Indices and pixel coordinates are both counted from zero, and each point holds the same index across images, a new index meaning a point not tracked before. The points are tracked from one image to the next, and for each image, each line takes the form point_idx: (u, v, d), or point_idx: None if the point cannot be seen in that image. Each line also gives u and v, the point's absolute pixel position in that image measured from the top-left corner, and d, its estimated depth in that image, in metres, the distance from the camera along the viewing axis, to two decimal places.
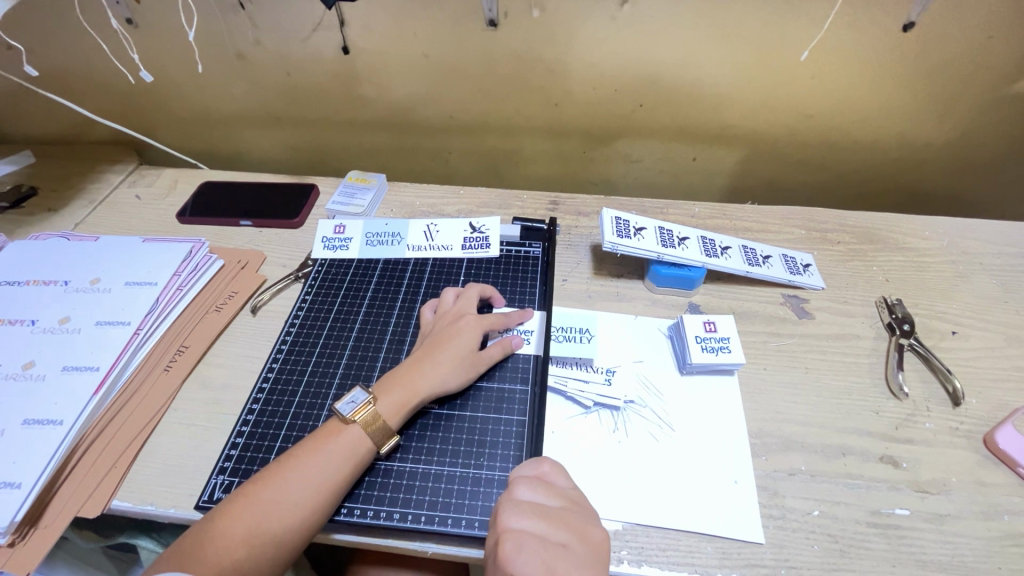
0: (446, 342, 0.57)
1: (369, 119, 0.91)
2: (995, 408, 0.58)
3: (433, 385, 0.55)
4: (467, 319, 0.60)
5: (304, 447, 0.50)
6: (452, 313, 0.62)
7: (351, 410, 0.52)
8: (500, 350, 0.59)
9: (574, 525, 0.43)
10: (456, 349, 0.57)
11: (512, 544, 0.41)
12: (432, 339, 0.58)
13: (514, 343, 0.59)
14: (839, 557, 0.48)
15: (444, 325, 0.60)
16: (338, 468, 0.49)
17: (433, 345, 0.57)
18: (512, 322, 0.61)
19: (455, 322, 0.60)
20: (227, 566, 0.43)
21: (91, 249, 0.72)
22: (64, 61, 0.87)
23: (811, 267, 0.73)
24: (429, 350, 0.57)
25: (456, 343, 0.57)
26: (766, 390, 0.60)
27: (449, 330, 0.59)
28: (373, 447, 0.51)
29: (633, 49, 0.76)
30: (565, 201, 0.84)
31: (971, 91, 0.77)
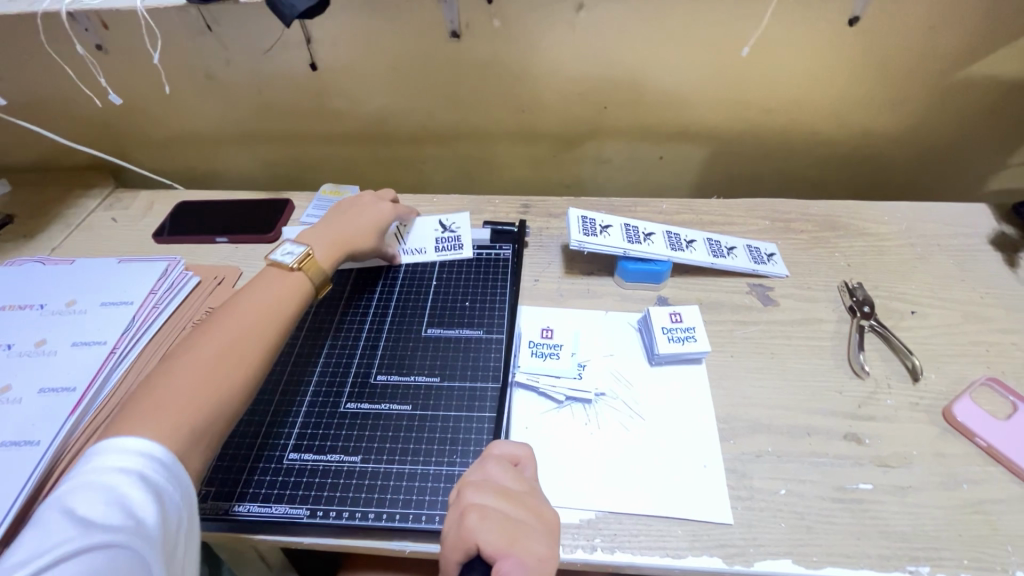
0: (363, 219, 0.69)
1: (341, 132, 0.92)
2: (953, 382, 0.60)
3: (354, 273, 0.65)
4: (384, 203, 0.72)
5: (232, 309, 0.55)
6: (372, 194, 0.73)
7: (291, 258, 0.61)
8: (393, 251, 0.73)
9: (535, 506, 0.45)
10: (368, 228, 0.69)
11: (475, 516, 0.42)
12: (351, 214, 0.69)
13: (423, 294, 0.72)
14: (806, 533, 0.49)
15: (363, 202, 0.71)
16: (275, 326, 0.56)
17: (352, 218, 0.68)
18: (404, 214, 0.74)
19: (375, 204, 0.71)
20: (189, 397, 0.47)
21: (66, 273, 0.73)
22: (35, 90, 0.88)
23: (775, 256, 0.75)
24: (347, 225, 0.67)
25: (369, 220, 0.69)
26: (733, 375, 0.62)
27: (370, 207, 0.70)
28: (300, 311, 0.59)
29: (592, 53, 0.78)
30: (536, 204, 0.86)
31: (918, 80, 0.80)
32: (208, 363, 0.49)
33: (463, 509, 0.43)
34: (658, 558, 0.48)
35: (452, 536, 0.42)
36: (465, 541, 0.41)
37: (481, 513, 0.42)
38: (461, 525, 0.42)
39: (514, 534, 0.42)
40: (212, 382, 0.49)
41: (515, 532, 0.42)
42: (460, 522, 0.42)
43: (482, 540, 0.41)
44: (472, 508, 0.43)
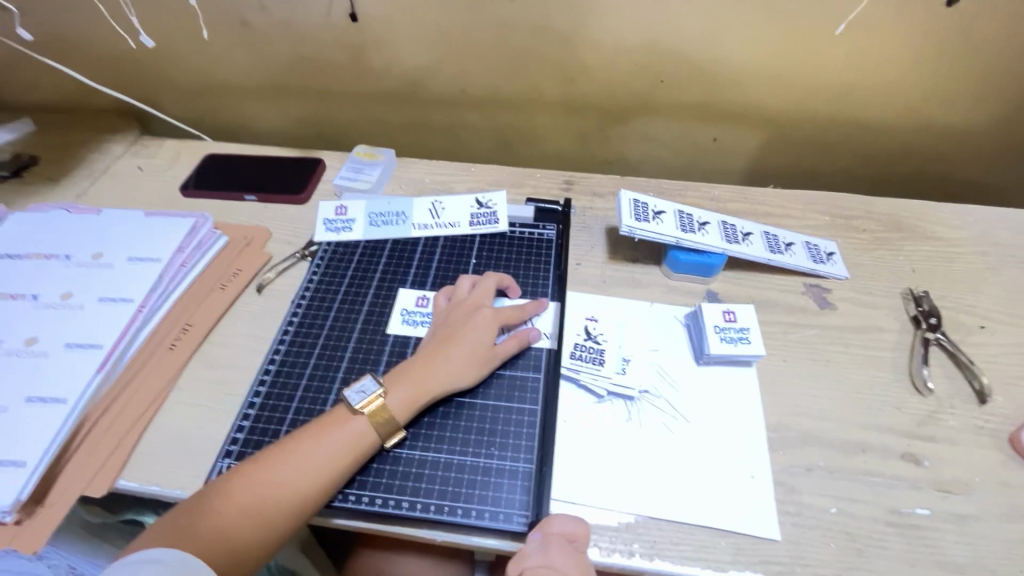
0: (460, 336, 0.56)
1: (377, 91, 0.87)
2: (1022, 406, 0.57)
3: (448, 383, 0.53)
4: (483, 311, 0.58)
5: (289, 439, 0.49)
6: (468, 304, 0.60)
7: (361, 400, 0.51)
8: (516, 344, 0.57)
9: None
10: (470, 345, 0.55)
11: None
12: (445, 331, 0.57)
13: (531, 336, 0.58)
14: (856, 556, 0.47)
15: (458, 317, 0.58)
16: (326, 483, 0.47)
17: (447, 339, 0.56)
18: (525, 315, 0.60)
19: (471, 315, 0.58)
20: (250, 513, 0.45)
21: (91, 223, 0.71)
22: (60, 26, 0.84)
23: (834, 256, 0.70)
24: (442, 342, 0.56)
25: (470, 338, 0.56)
26: (785, 382, 0.58)
27: (463, 323, 0.57)
28: (378, 440, 0.50)
29: (656, 21, 0.72)
30: (580, 181, 0.81)
31: (1012, 74, 0.72)
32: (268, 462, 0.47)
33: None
34: (699, 569, 0.46)
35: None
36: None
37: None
38: None
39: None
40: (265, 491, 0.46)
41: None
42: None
43: None
44: None
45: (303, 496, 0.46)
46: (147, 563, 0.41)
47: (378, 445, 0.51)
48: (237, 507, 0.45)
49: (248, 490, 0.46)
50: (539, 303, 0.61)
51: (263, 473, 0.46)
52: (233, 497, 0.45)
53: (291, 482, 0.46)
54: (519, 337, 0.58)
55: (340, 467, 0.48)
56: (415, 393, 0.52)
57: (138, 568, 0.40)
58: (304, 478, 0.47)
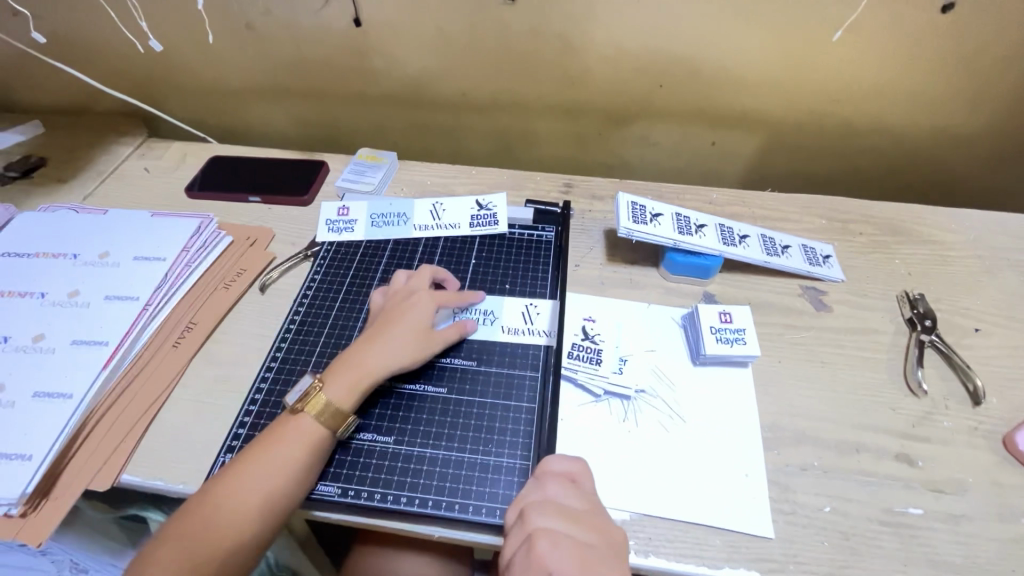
0: (397, 323, 0.56)
1: (380, 95, 0.89)
2: (1016, 408, 0.57)
3: (387, 366, 0.54)
4: (416, 297, 0.59)
5: (252, 445, 0.49)
6: (401, 293, 0.61)
7: (297, 397, 0.52)
8: (455, 332, 0.58)
9: (603, 527, 0.44)
10: (407, 330, 0.56)
11: (546, 544, 0.41)
12: (380, 319, 0.58)
13: (467, 325, 0.59)
14: (849, 555, 0.47)
15: (388, 307, 0.59)
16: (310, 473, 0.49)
17: (381, 327, 0.56)
18: (460, 303, 0.61)
19: (402, 303, 0.59)
20: (235, 517, 0.46)
21: (98, 223, 0.72)
22: (70, 30, 0.86)
23: (831, 259, 0.71)
24: (378, 330, 0.56)
25: (402, 323, 0.56)
26: (780, 382, 0.59)
27: (397, 310, 0.58)
28: (331, 433, 0.51)
29: (654, 26, 0.73)
30: (579, 184, 0.82)
31: (1006, 79, 0.73)
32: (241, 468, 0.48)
33: (530, 535, 0.42)
34: (694, 566, 0.47)
35: (521, 560, 0.41)
36: (536, 567, 0.40)
37: (551, 541, 0.42)
38: (531, 554, 0.41)
39: (585, 559, 0.41)
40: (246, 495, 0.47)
41: (586, 556, 0.41)
42: (528, 548, 0.42)
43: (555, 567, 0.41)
44: (542, 534, 0.42)
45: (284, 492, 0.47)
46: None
47: (332, 437, 0.51)
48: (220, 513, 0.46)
49: (227, 498, 0.46)
50: (471, 295, 0.62)
51: (239, 481, 0.47)
52: (214, 506, 0.46)
53: (269, 483, 0.47)
54: (457, 326, 0.59)
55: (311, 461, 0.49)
56: (355, 382, 0.53)
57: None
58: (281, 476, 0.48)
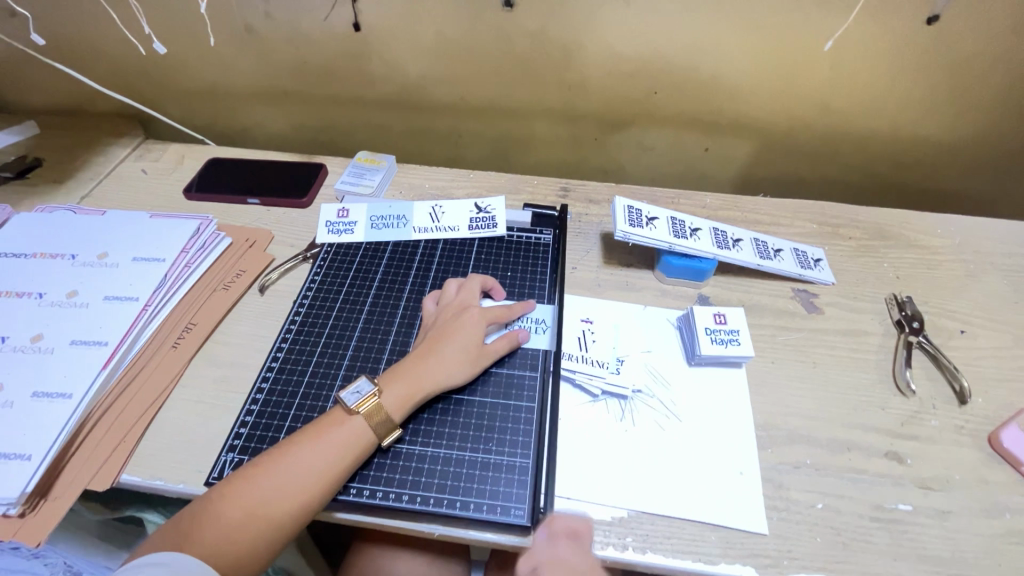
0: (452, 335, 0.57)
1: (379, 98, 0.89)
2: (1001, 407, 0.59)
3: (441, 378, 0.55)
4: (471, 310, 0.60)
5: (289, 441, 0.50)
6: (456, 305, 0.61)
7: (356, 400, 0.52)
8: (505, 344, 0.59)
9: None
10: (462, 343, 0.57)
11: None
12: (435, 331, 0.58)
13: (520, 336, 0.60)
14: (841, 550, 0.49)
15: (447, 317, 0.60)
16: (321, 483, 0.48)
17: (437, 339, 0.57)
18: (514, 314, 0.62)
19: (459, 316, 0.60)
20: (252, 517, 0.46)
21: (96, 223, 0.72)
22: (69, 30, 0.86)
23: (821, 262, 0.72)
24: (434, 342, 0.57)
25: (460, 335, 0.57)
26: (774, 382, 0.60)
27: (454, 322, 0.59)
28: (375, 439, 0.52)
29: (650, 34, 0.75)
30: (576, 188, 0.83)
31: (988, 90, 0.76)
32: (270, 464, 0.48)
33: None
34: (691, 562, 0.48)
35: None
36: None
37: None
38: None
39: None
40: (268, 493, 0.47)
41: None
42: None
43: None
44: None
45: (304, 499, 0.47)
46: (148, 567, 0.42)
47: (376, 445, 0.52)
48: (241, 510, 0.46)
49: (250, 493, 0.47)
50: (526, 302, 0.63)
51: (266, 476, 0.47)
52: (236, 501, 0.46)
53: (293, 484, 0.47)
54: (510, 337, 0.59)
55: (337, 468, 0.49)
56: (409, 392, 0.53)
57: (140, 571, 0.42)
58: (305, 480, 0.47)
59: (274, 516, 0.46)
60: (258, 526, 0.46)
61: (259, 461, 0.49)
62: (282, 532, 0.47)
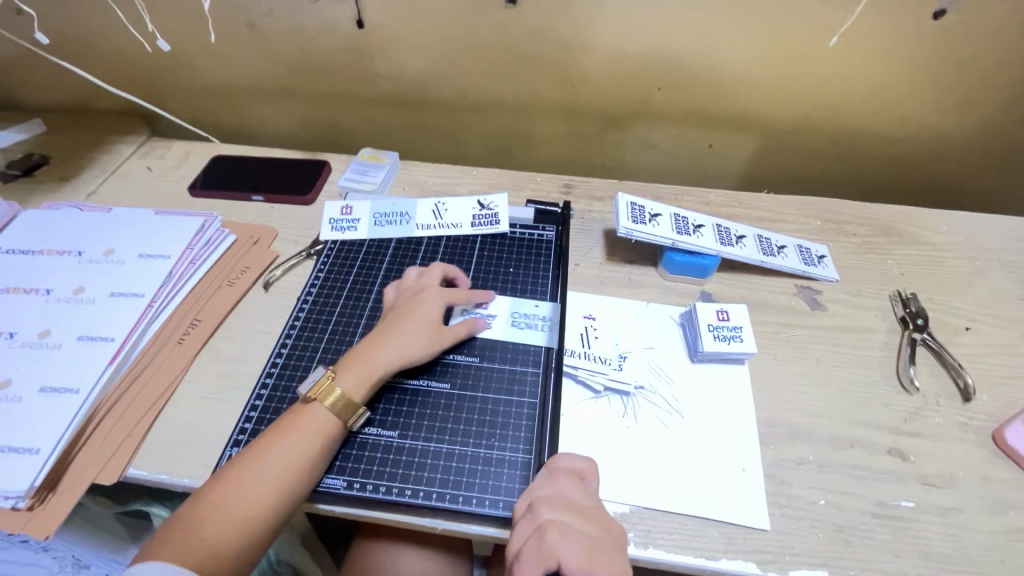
0: (409, 314, 0.58)
1: (382, 95, 0.89)
2: (1005, 405, 0.58)
3: (399, 357, 0.55)
4: (428, 291, 0.60)
5: (293, 434, 0.50)
6: (412, 289, 0.62)
7: (345, 389, 0.53)
8: (465, 328, 0.59)
9: (606, 523, 0.45)
10: (420, 322, 0.57)
11: (555, 534, 0.42)
12: (390, 314, 0.59)
13: (479, 323, 0.61)
14: (843, 546, 0.49)
15: (404, 300, 0.61)
16: (297, 479, 0.48)
17: (391, 322, 0.57)
18: (471, 299, 0.62)
19: (416, 296, 0.60)
20: (259, 510, 0.47)
21: (102, 221, 0.72)
22: (74, 29, 0.86)
23: (825, 259, 0.72)
24: (387, 325, 0.57)
25: (416, 314, 0.58)
26: (776, 379, 0.60)
27: (409, 305, 0.59)
28: (342, 423, 0.52)
29: (653, 30, 0.74)
30: (579, 184, 0.83)
31: (995, 86, 0.75)
32: (275, 457, 0.48)
33: (540, 527, 0.43)
34: (692, 557, 0.48)
35: (530, 550, 0.42)
36: (547, 557, 0.41)
37: (561, 530, 0.42)
38: (539, 542, 0.42)
39: (591, 550, 0.42)
40: (275, 487, 0.47)
41: (592, 549, 0.42)
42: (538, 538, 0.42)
43: (563, 557, 0.41)
44: (550, 525, 0.43)
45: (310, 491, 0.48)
46: (148, 566, 0.43)
47: (342, 428, 0.52)
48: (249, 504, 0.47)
49: (258, 488, 0.47)
50: (484, 290, 0.64)
51: (272, 470, 0.48)
52: (243, 494, 0.47)
53: (299, 478, 0.48)
54: (469, 322, 0.60)
55: (342, 461, 0.50)
56: (365, 373, 0.54)
57: (143, 568, 0.42)
58: (311, 473, 0.48)
59: (255, 514, 0.47)
60: (264, 518, 0.47)
61: (263, 454, 0.49)
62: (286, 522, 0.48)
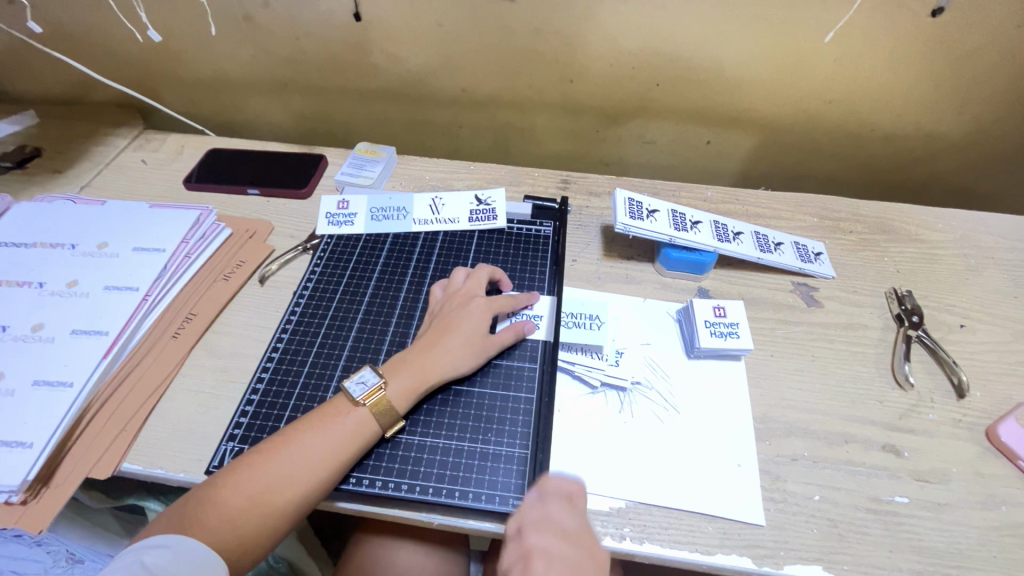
0: (457, 325, 0.57)
1: (379, 89, 0.89)
2: (999, 402, 0.59)
3: (446, 369, 0.55)
4: (477, 300, 0.60)
5: (294, 428, 0.50)
6: (462, 294, 0.61)
7: (360, 392, 0.53)
8: (511, 335, 0.59)
9: (593, 548, 0.44)
10: (467, 333, 0.57)
11: (541, 565, 0.41)
12: (439, 322, 0.58)
13: (526, 328, 0.60)
14: (837, 541, 0.49)
15: (452, 307, 0.60)
16: (321, 470, 0.48)
17: (440, 331, 0.57)
18: (518, 305, 0.61)
19: (464, 305, 0.59)
20: (252, 503, 0.46)
21: (96, 213, 0.72)
22: (67, 19, 0.85)
23: (822, 256, 0.72)
24: (437, 334, 0.57)
25: (466, 326, 0.57)
26: (772, 375, 0.60)
27: (457, 313, 0.58)
28: (379, 430, 0.52)
29: (652, 25, 0.74)
30: (577, 180, 0.83)
31: (992, 85, 0.75)
32: (273, 450, 0.49)
33: (526, 555, 0.42)
34: (688, 552, 0.48)
35: None
36: None
37: (547, 561, 0.41)
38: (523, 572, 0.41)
39: None
40: (269, 479, 0.47)
41: None
42: (523, 567, 0.41)
43: None
44: (537, 554, 0.42)
45: (305, 486, 0.47)
46: (153, 548, 0.43)
47: (377, 435, 0.52)
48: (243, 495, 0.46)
49: (253, 479, 0.47)
50: (530, 294, 0.63)
51: (269, 462, 0.48)
52: (238, 485, 0.47)
53: (294, 472, 0.47)
54: (515, 328, 0.59)
55: (338, 457, 0.49)
56: (414, 383, 0.54)
57: (145, 553, 0.43)
58: (306, 467, 0.48)
59: (249, 506, 0.46)
60: (258, 512, 0.46)
61: (263, 447, 0.49)
62: (281, 520, 0.47)
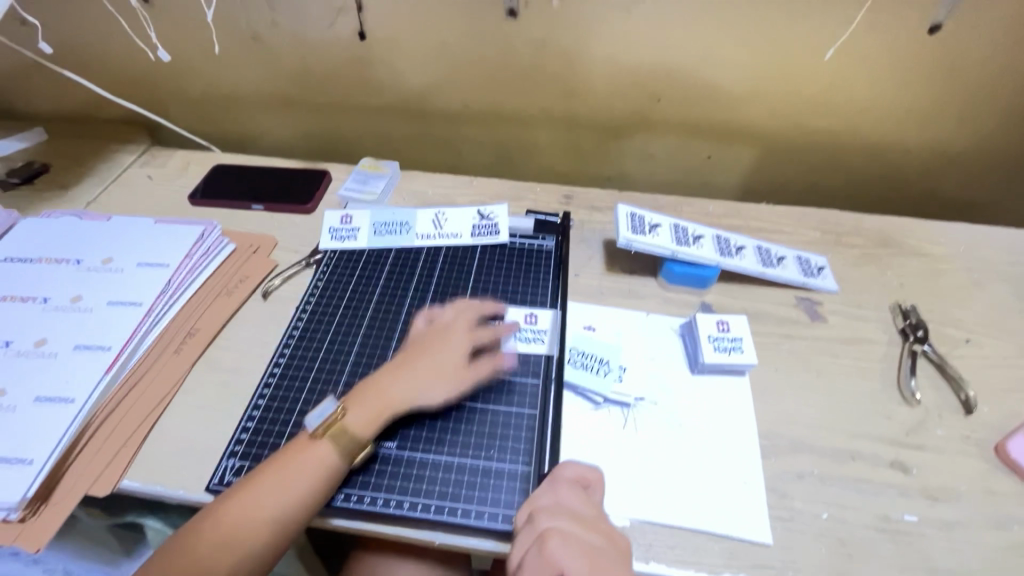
0: (428, 359, 0.56)
1: (383, 106, 0.90)
2: (1007, 417, 0.58)
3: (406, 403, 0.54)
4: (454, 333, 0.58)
5: (268, 464, 0.50)
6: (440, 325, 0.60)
7: (318, 424, 0.51)
8: (486, 370, 0.57)
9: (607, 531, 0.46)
10: (437, 368, 0.56)
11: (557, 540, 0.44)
12: (412, 353, 0.57)
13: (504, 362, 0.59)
14: (847, 559, 0.48)
15: (428, 338, 0.59)
16: (298, 508, 0.48)
17: (410, 363, 0.56)
18: (498, 337, 0.60)
19: (441, 337, 0.58)
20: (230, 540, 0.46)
21: (101, 229, 0.72)
22: (80, 39, 0.87)
23: (825, 270, 0.72)
24: (406, 366, 0.56)
25: (438, 360, 0.56)
26: (777, 391, 0.60)
27: (432, 346, 0.57)
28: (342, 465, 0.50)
29: (652, 43, 0.76)
30: (579, 195, 0.83)
31: (988, 100, 0.76)
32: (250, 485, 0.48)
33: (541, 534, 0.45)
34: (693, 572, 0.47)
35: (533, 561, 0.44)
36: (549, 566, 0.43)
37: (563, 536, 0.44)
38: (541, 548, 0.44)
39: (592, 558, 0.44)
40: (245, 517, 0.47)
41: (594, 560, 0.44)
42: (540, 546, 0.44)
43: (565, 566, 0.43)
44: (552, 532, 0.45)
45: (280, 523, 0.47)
46: None
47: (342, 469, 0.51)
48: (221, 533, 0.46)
49: (230, 517, 0.47)
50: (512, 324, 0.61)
51: (245, 499, 0.48)
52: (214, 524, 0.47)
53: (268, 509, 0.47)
54: (490, 363, 0.58)
55: (311, 494, 0.48)
56: (375, 416, 0.53)
57: None
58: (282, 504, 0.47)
59: (226, 544, 0.46)
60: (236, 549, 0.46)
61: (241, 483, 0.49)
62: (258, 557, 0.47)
